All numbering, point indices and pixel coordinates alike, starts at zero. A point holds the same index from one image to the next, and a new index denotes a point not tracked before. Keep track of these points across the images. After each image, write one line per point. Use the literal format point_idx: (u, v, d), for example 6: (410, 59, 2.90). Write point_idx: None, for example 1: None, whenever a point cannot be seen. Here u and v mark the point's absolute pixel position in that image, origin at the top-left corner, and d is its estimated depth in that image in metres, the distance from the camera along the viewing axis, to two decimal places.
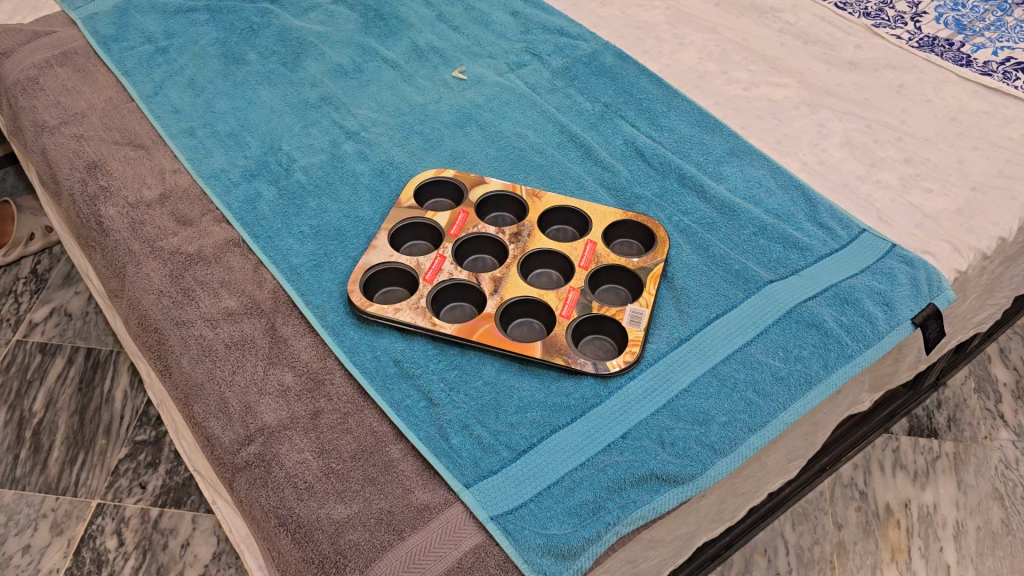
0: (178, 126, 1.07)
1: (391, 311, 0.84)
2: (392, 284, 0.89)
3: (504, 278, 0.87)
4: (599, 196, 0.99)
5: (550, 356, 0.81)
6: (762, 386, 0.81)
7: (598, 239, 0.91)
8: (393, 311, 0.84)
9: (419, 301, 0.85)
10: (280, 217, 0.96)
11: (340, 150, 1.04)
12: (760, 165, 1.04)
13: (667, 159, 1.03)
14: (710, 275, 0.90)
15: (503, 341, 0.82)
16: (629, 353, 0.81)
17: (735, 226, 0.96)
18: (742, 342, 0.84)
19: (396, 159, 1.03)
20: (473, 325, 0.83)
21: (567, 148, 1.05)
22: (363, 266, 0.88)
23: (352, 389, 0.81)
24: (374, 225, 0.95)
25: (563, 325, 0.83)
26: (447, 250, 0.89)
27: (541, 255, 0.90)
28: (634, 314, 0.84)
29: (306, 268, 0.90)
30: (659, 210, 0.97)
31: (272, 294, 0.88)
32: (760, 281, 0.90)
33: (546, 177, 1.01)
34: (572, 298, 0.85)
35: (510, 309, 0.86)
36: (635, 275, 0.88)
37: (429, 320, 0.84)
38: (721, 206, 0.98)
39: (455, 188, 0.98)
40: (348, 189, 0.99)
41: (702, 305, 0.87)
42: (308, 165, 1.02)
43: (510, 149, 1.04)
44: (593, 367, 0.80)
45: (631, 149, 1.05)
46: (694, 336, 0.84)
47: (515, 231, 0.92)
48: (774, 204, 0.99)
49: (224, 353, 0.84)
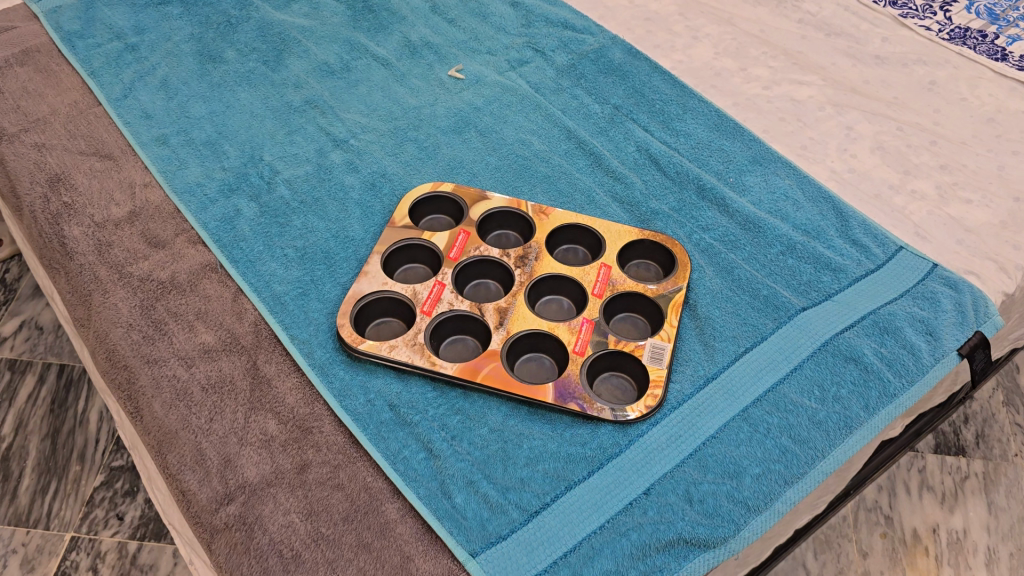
0: (150, 133, 0.98)
1: (386, 349, 0.76)
2: (385, 314, 0.81)
3: (510, 309, 0.79)
4: (612, 211, 0.90)
5: (562, 402, 0.73)
6: (798, 432, 0.73)
7: (612, 263, 0.83)
8: (389, 348, 0.76)
9: (417, 337, 0.77)
10: (261, 237, 0.87)
11: (327, 160, 0.95)
12: (785, 175, 0.95)
13: (685, 168, 0.95)
14: (737, 302, 0.82)
15: (511, 383, 0.74)
16: (650, 396, 0.73)
17: (761, 245, 0.88)
18: (774, 379, 0.76)
19: (388, 170, 0.94)
20: (477, 365, 0.75)
21: (575, 156, 0.97)
22: (354, 296, 0.79)
23: (342, 438, 0.73)
24: (365, 246, 0.86)
25: (576, 363, 0.75)
26: (447, 276, 0.81)
27: (551, 280, 0.82)
28: (655, 350, 0.76)
29: (291, 297, 0.82)
30: (678, 226, 0.89)
31: (253, 327, 0.80)
32: (791, 308, 0.82)
33: (553, 190, 0.92)
34: (586, 332, 0.77)
35: (518, 344, 0.78)
36: (654, 303, 0.80)
37: (429, 359, 0.75)
38: (745, 221, 0.90)
39: (453, 204, 0.89)
40: (336, 206, 0.90)
41: (729, 338, 0.79)
42: (292, 177, 0.93)
43: (513, 158, 0.96)
44: (612, 413, 0.72)
45: (645, 157, 0.96)
46: (721, 374, 0.76)
47: (520, 253, 0.84)
48: (804, 218, 0.91)
49: (201, 397, 0.75)
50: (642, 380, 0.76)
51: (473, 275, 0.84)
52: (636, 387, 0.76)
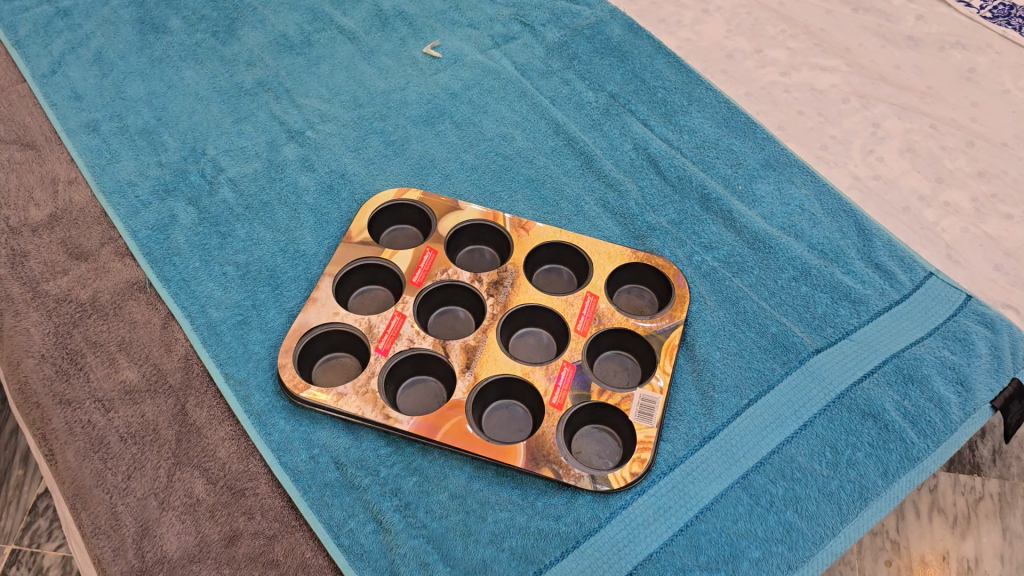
0: (78, 118, 0.86)
1: (333, 397, 0.65)
2: (336, 348, 0.70)
3: (479, 348, 0.68)
4: (602, 224, 0.79)
5: (535, 467, 0.63)
6: (805, 505, 0.63)
7: (600, 291, 0.72)
8: (337, 396, 0.66)
9: (369, 383, 0.66)
10: (198, 250, 0.76)
11: (279, 155, 0.83)
12: (802, 183, 0.83)
13: (688, 172, 0.83)
14: (742, 341, 0.71)
15: (476, 441, 0.64)
16: (636, 460, 0.63)
17: (772, 269, 0.77)
18: (780, 440, 0.66)
19: (349, 169, 0.82)
20: (438, 418, 0.64)
21: (563, 155, 0.85)
22: (300, 329, 0.69)
23: (280, 502, 0.63)
24: (318, 263, 0.75)
25: (552, 418, 0.65)
26: (408, 305, 0.70)
27: (528, 312, 0.72)
28: (644, 403, 0.66)
29: (229, 326, 0.71)
30: (677, 245, 0.78)
31: (183, 362, 0.70)
32: (803, 350, 0.71)
33: (536, 197, 0.81)
34: (565, 380, 0.67)
35: (487, 391, 0.67)
36: (646, 343, 0.69)
37: (383, 411, 0.65)
38: (753, 239, 0.79)
39: (420, 213, 0.78)
40: (288, 212, 0.79)
41: (731, 388, 0.68)
42: (238, 175, 0.81)
43: (492, 157, 0.84)
44: (592, 481, 0.62)
45: (643, 158, 0.85)
46: (719, 433, 0.66)
47: (494, 278, 0.73)
48: (821, 236, 0.79)
49: (119, 448, 0.65)
50: (628, 437, 0.66)
51: (440, 301, 0.73)
52: (621, 445, 0.66)
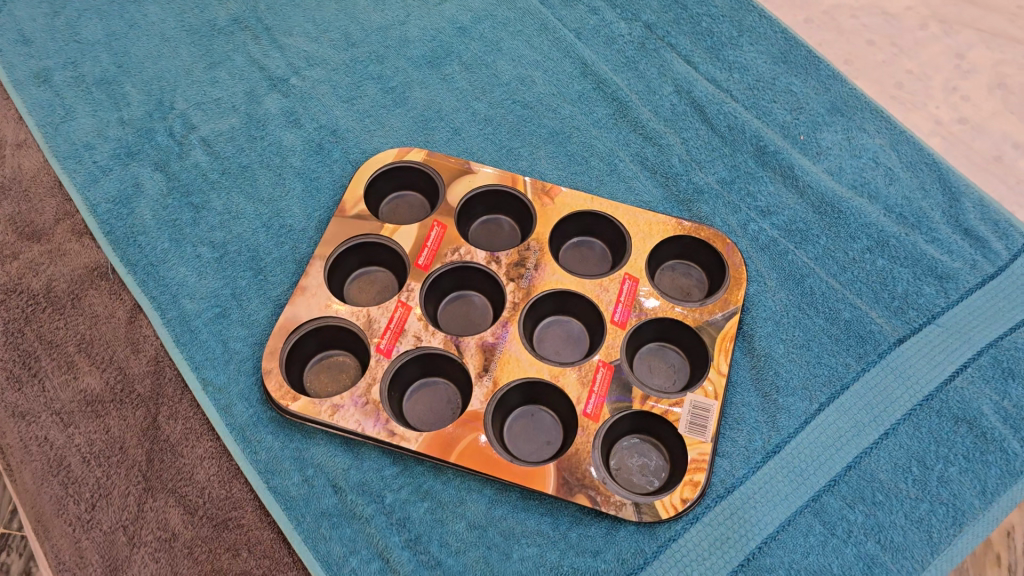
0: (26, 66, 0.74)
1: (327, 412, 0.55)
2: (330, 346, 0.60)
3: (499, 347, 0.58)
4: (640, 186, 0.67)
5: (568, 494, 0.53)
6: (889, 535, 0.53)
7: (640, 272, 0.61)
8: (332, 410, 0.55)
9: (370, 391, 0.56)
10: (168, 226, 0.65)
11: (260, 108, 0.71)
12: (876, 131, 0.71)
13: (739, 121, 0.71)
14: (808, 330, 0.60)
15: (497, 463, 0.54)
16: (689, 483, 0.53)
17: (841, 238, 0.65)
18: (857, 453, 0.56)
19: (341, 124, 0.70)
20: (452, 436, 0.54)
21: (592, 102, 0.72)
22: (287, 327, 0.58)
23: (269, 534, 0.54)
24: (308, 241, 0.64)
25: (587, 433, 0.55)
26: (413, 295, 0.59)
27: (556, 298, 0.61)
28: (696, 411, 0.55)
29: (205, 320, 0.60)
30: (729, 211, 0.66)
31: (152, 366, 0.60)
32: (882, 341, 0.60)
33: (561, 154, 0.69)
34: (602, 383, 0.56)
35: (509, 397, 0.57)
36: (697, 336, 0.59)
37: (387, 427, 0.55)
38: (819, 202, 0.67)
39: (426, 179, 0.66)
40: (271, 178, 0.67)
41: (798, 391, 0.58)
42: (212, 134, 0.69)
43: (509, 106, 0.72)
44: (636, 511, 0.52)
45: (686, 104, 0.72)
46: (785, 447, 0.56)
47: (515, 258, 0.61)
48: (899, 196, 0.67)
49: (81, 471, 0.56)
50: (677, 453, 0.55)
51: (451, 285, 0.62)
52: (669, 459, 0.56)
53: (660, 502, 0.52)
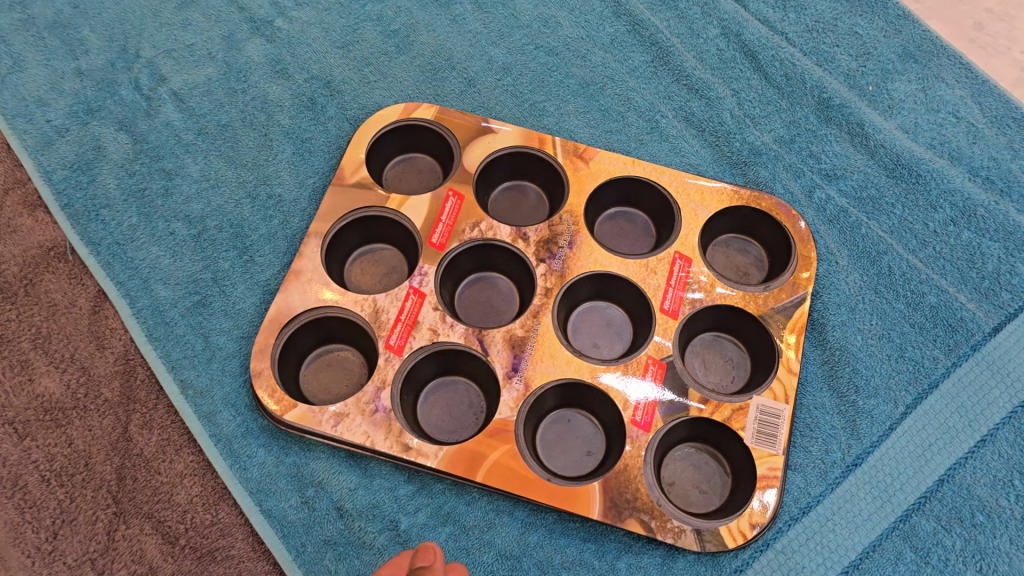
0: None
1: (329, 422, 0.46)
2: (330, 339, 0.51)
3: (530, 342, 0.49)
4: (686, 146, 0.58)
5: (617, 519, 0.45)
6: (990, 563, 0.46)
7: (692, 250, 0.52)
8: (335, 421, 0.46)
9: (379, 398, 0.47)
10: (136, 197, 0.55)
11: (240, 54, 0.61)
12: (955, 81, 0.61)
13: (798, 69, 0.61)
14: (887, 317, 0.52)
15: (533, 483, 0.45)
16: (756, 509, 0.45)
17: (920, 207, 0.57)
18: (950, 463, 0.48)
19: (336, 75, 0.60)
20: (478, 450, 0.46)
21: (627, 46, 0.62)
22: (280, 319, 0.49)
23: (264, 567, 0.46)
24: (301, 214, 0.55)
25: (638, 445, 0.46)
26: (427, 279, 0.50)
27: (593, 281, 0.52)
28: (764, 419, 0.47)
29: (182, 311, 0.51)
30: (790, 176, 0.57)
31: (121, 365, 0.51)
32: (975, 332, 0.52)
33: (593, 109, 0.59)
34: (651, 385, 0.48)
35: (543, 401, 0.49)
36: (761, 326, 0.50)
37: (401, 440, 0.46)
38: (893, 164, 0.58)
39: (438, 140, 0.56)
40: (257, 139, 0.57)
41: (881, 393, 0.50)
42: (186, 87, 0.59)
43: (531, 52, 0.62)
44: (697, 539, 0.44)
45: (736, 49, 0.62)
46: (867, 460, 0.48)
47: (545, 234, 0.52)
48: (984, 156, 0.58)
49: (40, 493, 0.48)
50: (742, 466, 0.47)
51: (470, 266, 0.54)
52: (731, 474, 0.48)
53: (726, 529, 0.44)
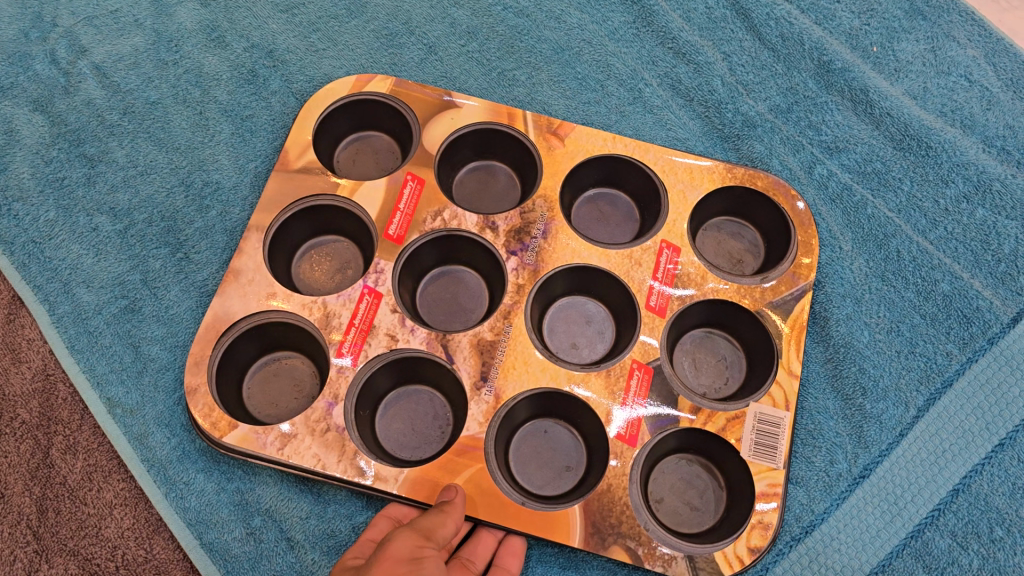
0: None
1: (274, 444, 0.41)
2: (277, 346, 0.46)
3: (500, 347, 0.43)
4: (673, 118, 0.52)
5: (601, 547, 0.40)
6: None
7: (681, 238, 0.46)
8: (281, 442, 0.41)
9: (330, 415, 0.41)
10: (53, 188, 0.49)
11: (170, 20, 0.54)
12: (967, 40, 0.55)
13: (796, 28, 0.55)
14: (896, 309, 0.47)
15: (507, 510, 0.40)
16: (756, 530, 0.40)
17: (929, 182, 0.51)
18: (965, 471, 0.43)
19: (280, 42, 0.53)
20: (445, 471, 0.40)
21: (607, 4, 0.56)
22: (217, 327, 0.43)
23: None
24: (242, 204, 0.49)
25: (623, 462, 0.41)
26: (384, 278, 0.44)
27: (570, 274, 0.46)
28: (763, 428, 0.42)
29: (108, 318, 0.45)
30: (788, 151, 0.51)
31: (40, 382, 0.45)
32: (994, 323, 0.47)
33: (569, 78, 0.53)
34: (636, 392, 0.43)
35: (515, 412, 0.43)
36: (758, 323, 0.45)
37: (356, 463, 0.40)
38: (900, 135, 0.52)
39: (395, 116, 0.50)
40: (191, 118, 0.51)
41: (890, 395, 0.45)
42: (108, 58, 0.52)
43: (499, 13, 0.55)
44: (690, 568, 0.40)
45: (726, 7, 0.56)
46: (876, 471, 0.43)
47: (516, 223, 0.46)
48: (1000, 125, 0.53)
49: None
50: (737, 479, 0.42)
51: (433, 259, 0.48)
52: (726, 488, 0.43)
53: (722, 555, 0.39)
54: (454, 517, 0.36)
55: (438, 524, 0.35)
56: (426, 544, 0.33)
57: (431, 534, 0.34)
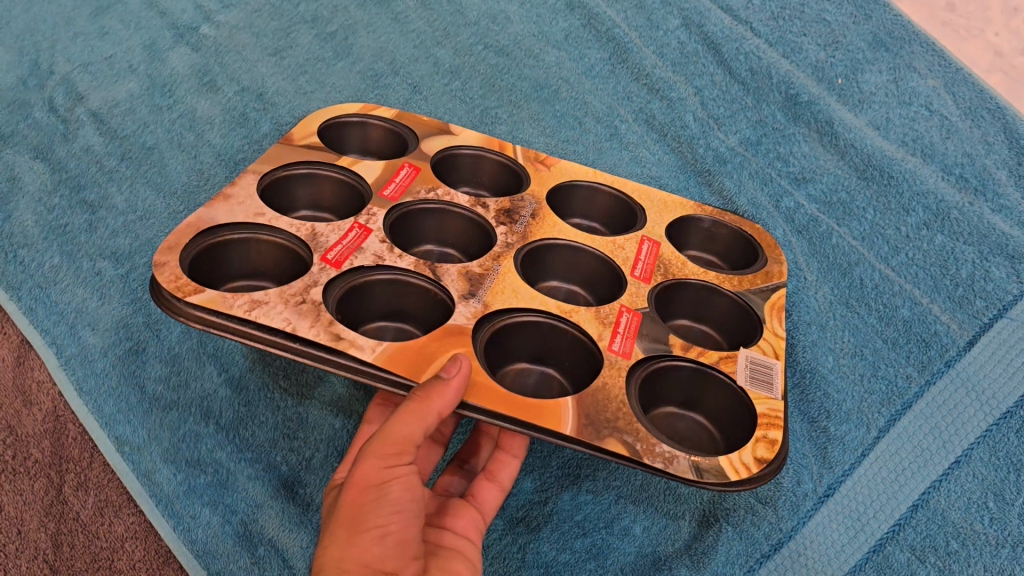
0: None
1: (243, 305, 0.37)
2: (256, 274, 0.44)
3: (490, 276, 0.42)
4: (647, 154, 0.55)
5: (595, 438, 0.35)
6: None
7: (662, 236, 0.46)
8: (250, 305, 0.37)
9: (307, 292, 0.39)
10: (54, 232, 0.51)
11: (161, 65, 0.58)
12: (928, 70, 0.58)
13: (765, 62, 0.58)
14: (859, 333, 0.50)
15: (494, 394, 0.36)
16: (759, 442, 0.36)
17: (890, 211, 0.54)
18: (924, 488, 0.45)
19: (270, 87, 0.56)
20: (428, 351, 0.37)
21: (582, 41, 0.60)
22: (199, 225, 0.41)
23: None
24: None
25: (617, 370, 0.39)
26: (376, 219, 0.44)
27: (555, 253, 0.46)
28: (756, 365, 0.40)
29: (113, 358, 0.47)
30: (758, 184, 0.54)
31: (50, 423, 0.48)
32: (951, 346, 0.49)
33: (548, 115, 0.56)
34: (630, 327, 0.41)
35: (504, 344, 0.42)
36: (736, 309, 0.44)
37: (331, 330, 0.37)
38: (865, 165, 0.55)
39: (392, 137, 0.51)
40: (184, 161, 0.53)
41: (853, 417, 0.47)
42: (104, 105, 0.56)
43: (480, 52, 0.59)
44: (692, 467, 0.34)
45: (698, 41, 0.59)
46: (841, 487, 0.45)
47: (506, 205, 0.47)
48: (958, 153, 0.56)
49: None
50: (736, 425, 0.40)
51: (426, 234, 0.48)
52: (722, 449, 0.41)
53: (725, 455, 0.35)
54: (431, 408, 0.33)
55: (412, 418, 0.33)
56: (399, 461, 0.33)
57: (403, 441, 0.33)
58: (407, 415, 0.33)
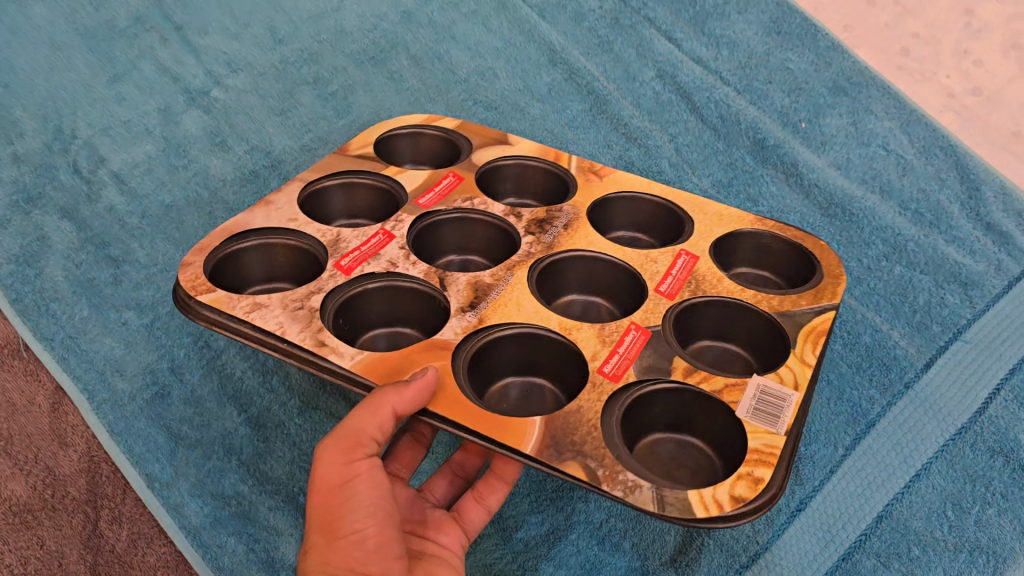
0: None
1: (244, 307, 0.42)
2: (274, 276, 0.49)
3: (495, 289, 0.45)
4: None
5: (556, 460, 0.37)
6: None
7: (701, 251, 0.48)
8: (251, 307, 0.42)
9: (308, 299, 0.44)
10: (82, 286, 0.55)
11: (176, 128, 0.62)
12: (885, 112, 0.64)
13: (733, 111, 0.64)
14: (825, 359, 0.54)
15: (462, 405, 0.39)
16: (744, 478, 0.36)
17: (854, 245, 0.59)
18: (887, 500, 0.49)
19: (277, 146, 0.61)
20: (404, 363, 0.40)
21: (565, 94, 0.65)
22: (230, 230, 0.47)
23: None
24: None
25: (599, 391, 0.40)
26: (401, 225, 0.49)
27: (579, 263, 0.49)
28: (767, 396, 0.39)
29: (140, 401, 0.52)
30: None
31: (85, 462, 0.52)
32: (909, 368, 0.54)
33: None
34: (632, 347, 0.42)
35: (493, 359, 0.44)
36: (772, 331, 0.44)
37: (317, 336, 0.41)
38: (828, 204, 0.60)
39: (450, 146, 0.57)
40: (200, 216, 0.58)
41: (821, 437, 0.51)
42: (125, 166, 0.60)
43: (472, 107, 0.64)
44: (655, 498, 0.35)
45: (672, 91, 0.65)
46: (812, 501, 0.49)
47: (541, 217, 0.50)
48: (914, 189, 0.61)
49: None
50: (733, 444, 0.40)
51: (453, 243, 0.52)
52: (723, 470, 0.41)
53: (694, 490, 0.35)
54: (383, 406, 0.37)
55: (369, 417, 0.37)
56: (358, 457, 0.38)
57: (359, 437, 0.37)
58: (365, 412, 0.37)
